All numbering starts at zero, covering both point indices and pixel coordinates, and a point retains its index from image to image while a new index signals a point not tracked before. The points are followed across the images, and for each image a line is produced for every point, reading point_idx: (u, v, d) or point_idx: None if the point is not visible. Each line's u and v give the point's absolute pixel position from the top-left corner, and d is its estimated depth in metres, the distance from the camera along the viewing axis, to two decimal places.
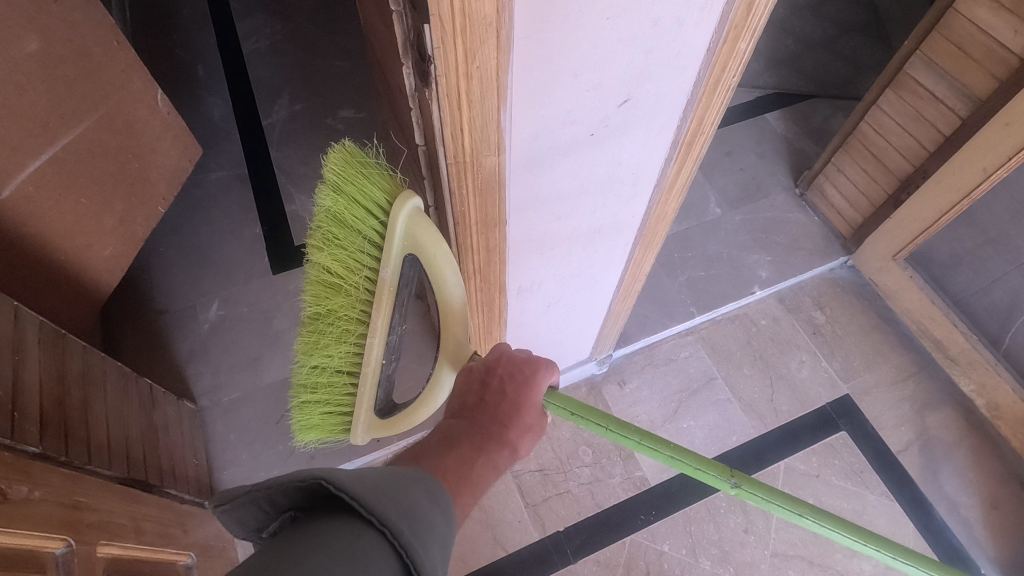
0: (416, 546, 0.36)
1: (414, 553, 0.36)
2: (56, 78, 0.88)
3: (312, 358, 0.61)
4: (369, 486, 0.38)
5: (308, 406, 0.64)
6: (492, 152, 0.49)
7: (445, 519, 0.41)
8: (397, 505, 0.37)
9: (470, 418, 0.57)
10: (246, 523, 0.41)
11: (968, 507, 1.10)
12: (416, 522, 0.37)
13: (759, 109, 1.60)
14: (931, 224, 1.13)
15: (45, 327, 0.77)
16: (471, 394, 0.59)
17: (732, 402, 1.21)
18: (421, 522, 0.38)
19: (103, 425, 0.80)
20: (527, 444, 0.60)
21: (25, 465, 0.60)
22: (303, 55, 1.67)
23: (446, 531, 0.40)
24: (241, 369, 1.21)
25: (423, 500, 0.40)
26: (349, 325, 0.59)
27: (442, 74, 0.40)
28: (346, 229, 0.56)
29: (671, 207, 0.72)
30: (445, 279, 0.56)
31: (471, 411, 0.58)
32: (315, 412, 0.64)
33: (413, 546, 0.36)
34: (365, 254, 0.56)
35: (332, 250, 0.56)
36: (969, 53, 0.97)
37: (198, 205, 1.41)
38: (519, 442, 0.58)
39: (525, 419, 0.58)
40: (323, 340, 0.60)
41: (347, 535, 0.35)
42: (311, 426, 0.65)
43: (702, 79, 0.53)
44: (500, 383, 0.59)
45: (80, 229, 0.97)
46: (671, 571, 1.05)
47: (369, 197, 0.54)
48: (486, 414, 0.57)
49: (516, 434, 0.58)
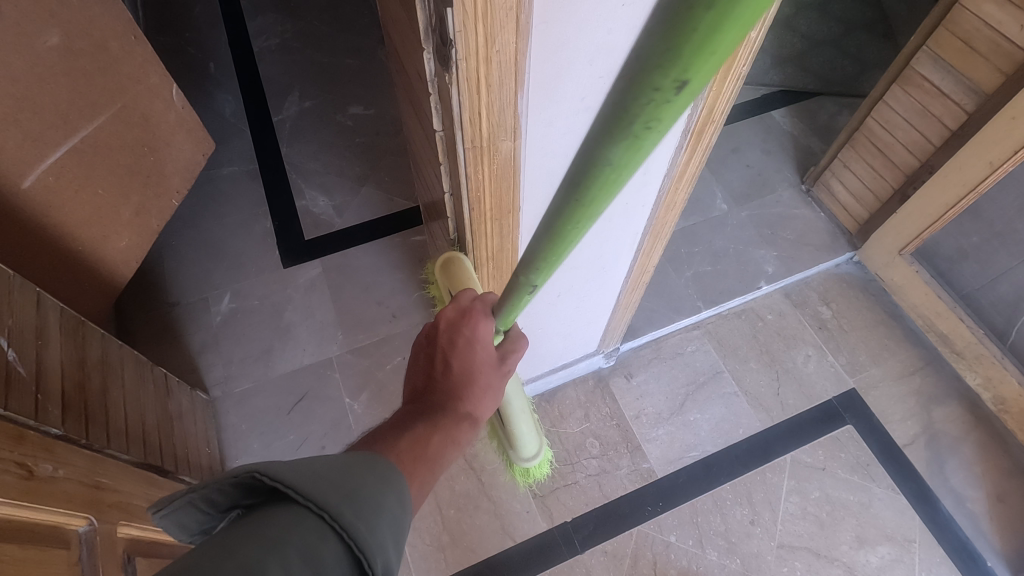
0: (362, 530, 0.35)
1: (355, 533, 0.35)
2: (75, 71, 0.90)
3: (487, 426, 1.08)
4: (307, 472, 0.36)
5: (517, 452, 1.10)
6: (509, 136, 0.50)
7: (399, 501, 0.40)
8: (339, 486, 0.36)
9: (425, 404, 0.58)
10: (191, 524, 0.40)
11: (974, 500, 1.10)
12: (360, 503, 0.36)
13: (765, 106, 1.61)
14: (938, 219, 1.13)
15: (65, 315, 0.78)
16: (423, 379, 0.61)
17: (738, 396, 1.22)
18: (367, 502, 0.37)
19: (121, 410, 0.81)
20: (489, 404, 0.61)
21: (49, 445, 0.61)
22: (313, 53, 1.68)
23: (401, 513, 0.39)
24: (253, 360, 1.22)
25: (372, 478, 0.39)
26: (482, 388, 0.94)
27: (463, 57, 0.42)
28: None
29: (680, 197, 0.73)
30: None
31: (424, 398, 0.59)
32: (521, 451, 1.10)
33: (355, 526, 0.35)
34: None
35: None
36: (975, 47, 0.97)
37: (209, 200, 1.43)
38: (480, 411, 0.60)
39: (478, 383, 0.60)
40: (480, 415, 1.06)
41: (281, 524, 0.33)
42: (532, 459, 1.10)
43: (713, 68, 0.54)
44: (443, 354, 0.61)
45: (98, 220, 0.99)
46: (678, 561, 1.05)
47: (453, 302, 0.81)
48: (439, 394, 0.59)
49: (472, 402, 0.59)
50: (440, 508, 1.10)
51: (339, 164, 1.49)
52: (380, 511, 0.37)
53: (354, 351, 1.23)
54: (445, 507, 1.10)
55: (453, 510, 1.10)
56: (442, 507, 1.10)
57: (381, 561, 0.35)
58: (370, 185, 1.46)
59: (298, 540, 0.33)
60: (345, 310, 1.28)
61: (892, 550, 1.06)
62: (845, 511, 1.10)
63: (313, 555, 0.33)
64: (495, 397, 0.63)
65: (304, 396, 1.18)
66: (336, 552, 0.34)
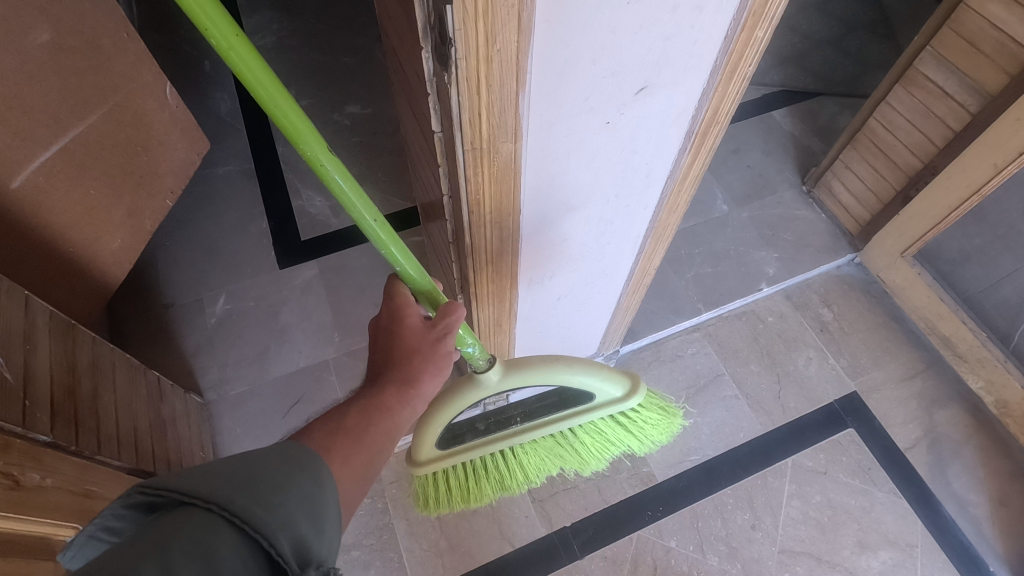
0: (259, 512, 0.37)
1: (250, 517, 0.36)
2: (67, 68, 0.88)
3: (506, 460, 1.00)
4: (202, 474, 0.38)
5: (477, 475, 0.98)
6: (509, 137, 0.49)
7: (311, 480, 0.41)
8: (234, 479, 0.38)
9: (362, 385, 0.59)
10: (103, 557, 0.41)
11: (977, 504, 1.10)
12: (256, 489, 0.38)
13: (767, 106, 1.60)
14: (940, 221, 1.12)
15: (55, 318, 0.77)
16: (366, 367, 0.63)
17: (739, 399, 1.21)
18: (266, 486, 0.39)
19: (112, 415, 0.79)
20: (427, 370, 0.59)
21: (37, 453, 0.60)
22: (311, 51, 1.67)
23: (315, 489, 0.41)
24: (248, 363, 1.21)
25: (279, 466, 0.41)
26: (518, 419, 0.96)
27: (462, 57, 0.40)
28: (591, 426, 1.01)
29: (682, 199, 0.72)
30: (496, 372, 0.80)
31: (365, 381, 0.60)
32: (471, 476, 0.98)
33: (250, 510, 0.37)
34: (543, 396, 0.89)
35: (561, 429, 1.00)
36: (980, 48, 0.96)
37: (205, 199, 1.41)
38: (413, 377, 0.58)
39: (405, 352, 0.59)
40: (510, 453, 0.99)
41: (173, 524, 0.35)
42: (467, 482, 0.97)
43: (719, 68, 0.53)
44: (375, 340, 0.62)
45: (89, 221, 0.97)
46: (679, 567, 1.04)
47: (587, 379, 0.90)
48: (373, 372, 0.60)
49: (401, 370, 0.58)
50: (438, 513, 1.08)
51: None
52: (284, 493, 0.39)
53: (351, 353, 1.22)
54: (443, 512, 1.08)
55: (451, 515, 1.08)
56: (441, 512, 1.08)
57: (288, 538, 0.37)
58: (368, 185, 1.44)
59: (187, 537, 0.34)
60: (342, 312, 1.27)
61: (894, 555, 1.05)
62: (846, 515, 1.09)
63: (205, 547, 0.34)
64: (435, 362, 0.59)
65: (300, 399, 1.17)
66: (233, 539, 0.35)
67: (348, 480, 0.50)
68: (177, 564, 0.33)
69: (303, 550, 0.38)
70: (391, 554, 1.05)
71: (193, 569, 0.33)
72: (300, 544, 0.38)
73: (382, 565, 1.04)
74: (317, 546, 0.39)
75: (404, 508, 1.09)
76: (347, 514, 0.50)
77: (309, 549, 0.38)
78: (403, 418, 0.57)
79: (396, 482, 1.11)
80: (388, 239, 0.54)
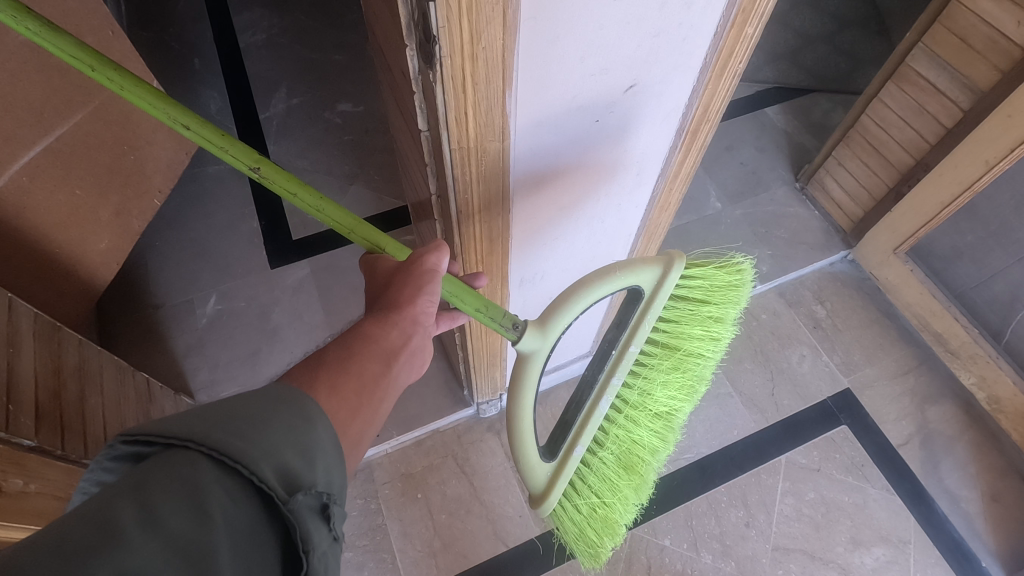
0: (237, 444, 0.36)
1: (229, 448, 0.35)
2: (50, 66, 0.87)
3: (681, 383, 0.71)
4: (178, 416, 0.37)
5: (708, 339, 0.70)
6: (497, 136, 0.48)
7: (295, 415, 0.40)
8: (212, 418, 0.37)
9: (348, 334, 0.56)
10: None
11: (969, 500, 1.10)
12: (233, 424, 0.37)
13: (760, 102, 1.59)
14: (933, 218, 1.12)
15: (40, 320, 0.76)
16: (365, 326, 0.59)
17: (733, 397, 1.21)
18: (244, 421, 0.37)
19: (99, 417, 0.78)
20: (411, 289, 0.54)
21: (21, 458, 0.60)
22: (301, 48, 1.65)
23: (299, 422, 0.40)
24: (239, 363, 1.20)
25: (258, 401, 0.40)
26: (675, 380, 0.71)
27: (447, 55, 0.40)
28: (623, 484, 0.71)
29: (674, 197, 0.71)
30: (532, 365, 0.60)
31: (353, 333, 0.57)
32: (708, 329, 0.69)
33: (227, 442, 0.35)
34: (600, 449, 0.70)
35: (608, 441, 0.69)
36: (971, 44, 0.96)
37: (194, 198, 1.40)
38: (398, 300, 0.54)
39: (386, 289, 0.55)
40: (664, 390, 0.70)
41: (151, 466, 0.34)
42: (719, 330, 0.70)
43: (709, 65, 0.52)
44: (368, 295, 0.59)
45: (76, 221, 0.96)
46: (673, 565, 1.04)
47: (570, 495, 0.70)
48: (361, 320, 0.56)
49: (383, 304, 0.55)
50: (431, 513, 1.08)
51: (327, 162, 1.46)
52: (266, 425, 0.38)
53: None
54: (437, 512, 1.08)
55: (445, 515, 1.08)
56: (434, 512, 1.08)
57: (272, 467, 0.36)
58: (360, 183, 1.43)
59: (168, 474, 0.33)
60: (335, 311, 1.26)
61: (887, 552, 1.06)
62: (840, 512, 1.09)
63: (187, 484, 0.33)
64: (413, 278, 0.54)
65: None
66: (214, 474, 0.34)
67: (340, 409, 0.47)
68: (158, 501, 0.32)
69: (289, 478, 0.37)
70: (385, 555, 1.04)
71: (176, 502, 0.32)
72: (285, 473, 0.37)
73: (376, 566, 1.03)
74: (305, 474, 0.38)
75: (397, 508, 1.08)
76: (350, 446, 0.47)
77: (296, 477, 0.37)
78: (392, 341, 0.53)
79: (389, 482, 1.11)
80: (348, 225, 0.54)
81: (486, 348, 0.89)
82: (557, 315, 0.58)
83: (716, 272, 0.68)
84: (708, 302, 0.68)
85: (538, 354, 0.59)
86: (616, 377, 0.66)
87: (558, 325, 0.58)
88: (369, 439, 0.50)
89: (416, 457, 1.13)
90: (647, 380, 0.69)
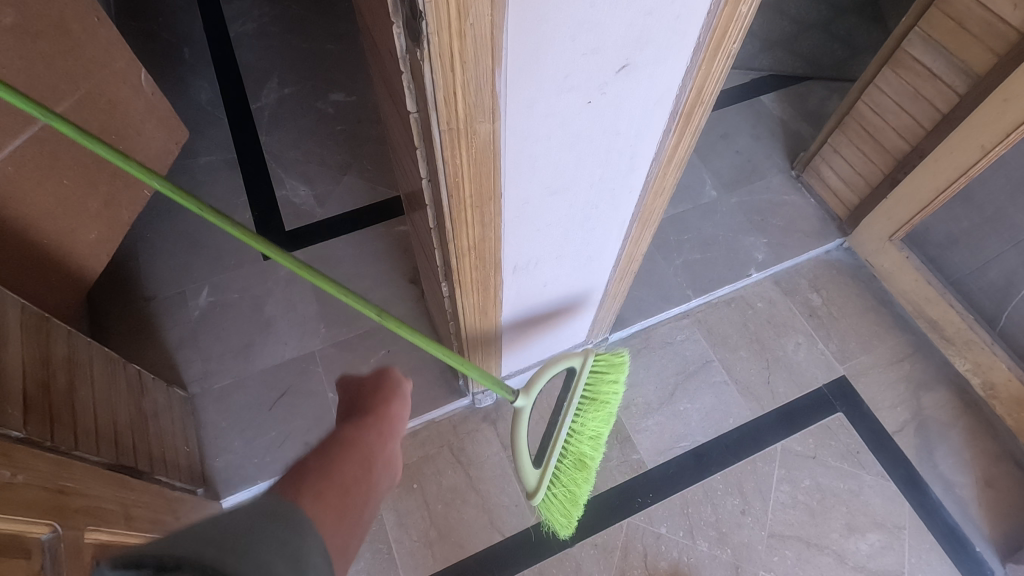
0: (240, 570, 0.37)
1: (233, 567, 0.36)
2: (35, 54, 0.85)
3: (603, 414, 0.90)
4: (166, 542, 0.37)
5: (613, 391, 0.91)
6: (487, 117, 0.47)
7: (288, 529, 0.42)
8: (208, 538, 0.37)
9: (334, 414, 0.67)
10: None
11: (963, 485, 1.10)
12: (233, 549, 0.38)
13: (755, 90, 1.58)
14: (928, 204, 1.12)
15: (28, 312, 0.75)
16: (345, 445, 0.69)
17: (728, 385, 1.20)
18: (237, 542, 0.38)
19: (90, 410, 0.78)
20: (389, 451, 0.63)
21: (7, 448, 0.57)
22: (293, 38, 1.63)
23: (292, 535, 0.42)
24: (233, 355, 1.19)
25: (247, 519, 0.41)
26: (604, 413, 0.91)
27: (434, 32, 0.39)
28: (581, 481, 0.89)
29: (668, 182, 0.71)
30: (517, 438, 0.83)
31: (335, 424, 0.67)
32: (609, 387, 0.91)
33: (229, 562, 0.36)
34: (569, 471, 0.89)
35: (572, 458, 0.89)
36: (967, 28, 0.96)
37: (186, 189, 1.39)
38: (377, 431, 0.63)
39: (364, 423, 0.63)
40: (589, 420, 0.89)
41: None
42: (618, 384, 0.90)
43: (702, 45, 0.51)
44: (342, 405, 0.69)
45: (64, 211, 0.95)
46: (669, 553, 1.04)
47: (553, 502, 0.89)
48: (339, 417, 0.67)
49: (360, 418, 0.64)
50: (427, 503, 1.08)
51: (320, 153, 1.44)
52: (262, 543, 0.39)
53: (337, 345, 1.21)
54: (433, 502, 1.08)
55: (441, 505, 1.07)
56: (429, 503, 1.08)
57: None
58: (353, 173, 1.42)
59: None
60: (328, 303, 1.25)
61: (882, 537, 1.06)
62: (835, 499, 1.09)
63: None
64: (382, 388, 0.68)
65: (285, 391, 1.16)
66: None
67: (327, 518, 0.48)
68: None
69: None
70: (380, 546, 1.04)
71: None
72: None
73: (372, 557, 1.03)
74: None
75: (392, 499, 1.08)
76: (337, 556, 0.49)
77: None
78: (369, 443, 0.59)
79: None
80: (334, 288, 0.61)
81: (479, 338, 0.89)
82: (534, 385, 0.82)
83: (605, 356, 0.90)
84: (606, 373, 0.90)
85: (523, 408, 0.82)
86: (569, 416, 0.87)
87: (534, 390, 0.82)
88: (351, 550, 0.52)
89: (411, 447, 1.13)
90: (574, 418, 0.88)
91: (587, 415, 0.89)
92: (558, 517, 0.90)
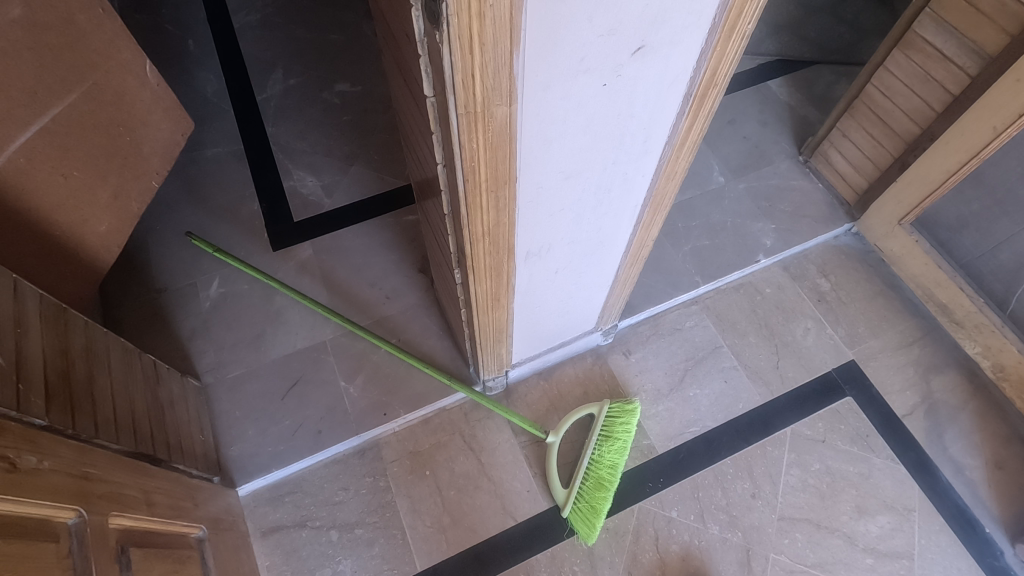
0: None
1: None
2: (42, 44, 0.85)
3: (619, 447, 1.03)
4: None
5: (625, 431, 1.04)
6: (503, 101, 0.48)
7: None
8: None
9: None
10: None
11: (973, 467, 1.11)
12: None
13: (763, 75, 1.57)
14: (937, 187, 1.11)
15: (46, 302, 0.75)
16: None
17: (737, 370, 1.21)
18: None
19: (108, 399, 0.79)
20: None
21: (33, 436, 0.58)
22: (297, 28, 1.63)
23: None
24: (245, 346, 1.20)
25: None
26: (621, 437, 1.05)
27: (453, 14, 0.39)
28: (601, 500, 0.99)
29: (681, 166, 0.71)
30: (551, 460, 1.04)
31: None
32: (625, 427, 1.05)
33: None
34: (593, 493, 1.00)
35: (595, 481, 1.01)
36: (981, 8, 0.95)
37: (194, 181, 1.39)
38: None
39: None
40: (606, 451, 1.02)
41: None
42: (631, 425, 1.04)
43: (718, 25, 0.51)
44: None
45: (74, 203, 0.96)
46: (680, 536, 1.05)
47: (583, 513, 1.00)
48: None
49: None
50: (440, 489, 1.09)
51: (326, 143, 1.44)
52: None
53: (348, 335, 1.22)
54: (445, 489, 1.09)
55: (453, 491, 1.09)
56: (442, 489, 1.09)
57: None
58: (360, 164, 1.42)
59: None
60: (338, 293, 1.26)
61: (892, 519, 1.07)
62: (845, 482, 1.10)
63: None
64: None
65: (298, 380, 1.17)
66: None
67: None
68: None
69: None
70: (395, 531, 1.05)
71: None
72: None
73: (386, 542, 1.04)
74: None
75: (406, 485, 1.09)
76: None
77: None
78: None
79: (397, 460, 1.11)
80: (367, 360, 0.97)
81: (491, 325, 0.89)
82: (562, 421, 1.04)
83: (619, 403, 1.06)
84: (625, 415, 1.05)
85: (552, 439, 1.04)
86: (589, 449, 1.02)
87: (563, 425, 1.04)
88: None
89: (423, 435, 1.13)
90: (593, 449, 1.02)
91: (603, 447, 1.02)
92: (586, 528, 1.00)
